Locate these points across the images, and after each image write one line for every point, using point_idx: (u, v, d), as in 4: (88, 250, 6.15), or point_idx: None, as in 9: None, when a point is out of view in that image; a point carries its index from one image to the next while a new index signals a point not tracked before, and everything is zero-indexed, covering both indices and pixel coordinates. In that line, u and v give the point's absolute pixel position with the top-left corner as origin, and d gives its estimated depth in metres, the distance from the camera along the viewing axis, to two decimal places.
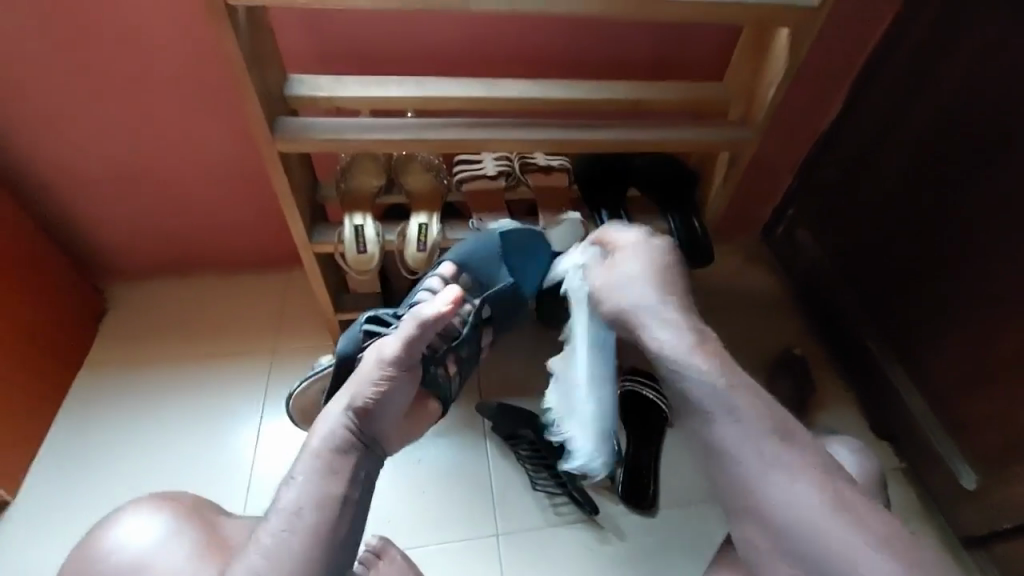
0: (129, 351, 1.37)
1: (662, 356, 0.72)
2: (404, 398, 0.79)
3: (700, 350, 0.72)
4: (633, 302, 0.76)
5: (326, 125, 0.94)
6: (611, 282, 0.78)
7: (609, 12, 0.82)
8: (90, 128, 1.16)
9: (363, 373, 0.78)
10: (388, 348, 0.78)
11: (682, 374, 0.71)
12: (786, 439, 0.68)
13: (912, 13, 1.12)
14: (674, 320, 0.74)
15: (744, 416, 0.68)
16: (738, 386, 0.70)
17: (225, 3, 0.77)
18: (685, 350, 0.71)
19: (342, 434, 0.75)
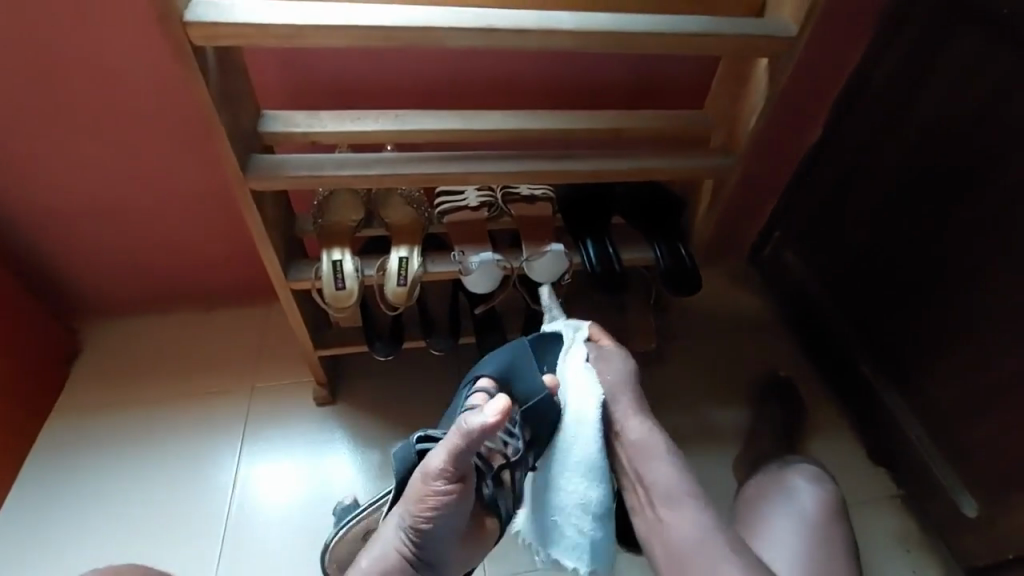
0: (103, 392, 1.33)
1: (631, 432, 0.87)
2: (452, 520, 0.77)
3: (640, 417, 0.89)
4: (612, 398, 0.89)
5: (302, 162, 0.92)
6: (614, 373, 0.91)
7: (584, 47, 0.81)
8: (63, 167, 1.14)
9: (415, 488, 0.77)
10: (434, 459, 0.75)
11: (626, 433, 0.87)
12: (679, 478, 0.82)
13: (892, 38, 1.12)
14: (643, 422, 0.88)
15: (659, 455, 0.84)
16: (654, 436, 0.86)
17: (192, 45, 0.75)
18: (642, 441, 0.86)
19: (394, 556, 0.77)
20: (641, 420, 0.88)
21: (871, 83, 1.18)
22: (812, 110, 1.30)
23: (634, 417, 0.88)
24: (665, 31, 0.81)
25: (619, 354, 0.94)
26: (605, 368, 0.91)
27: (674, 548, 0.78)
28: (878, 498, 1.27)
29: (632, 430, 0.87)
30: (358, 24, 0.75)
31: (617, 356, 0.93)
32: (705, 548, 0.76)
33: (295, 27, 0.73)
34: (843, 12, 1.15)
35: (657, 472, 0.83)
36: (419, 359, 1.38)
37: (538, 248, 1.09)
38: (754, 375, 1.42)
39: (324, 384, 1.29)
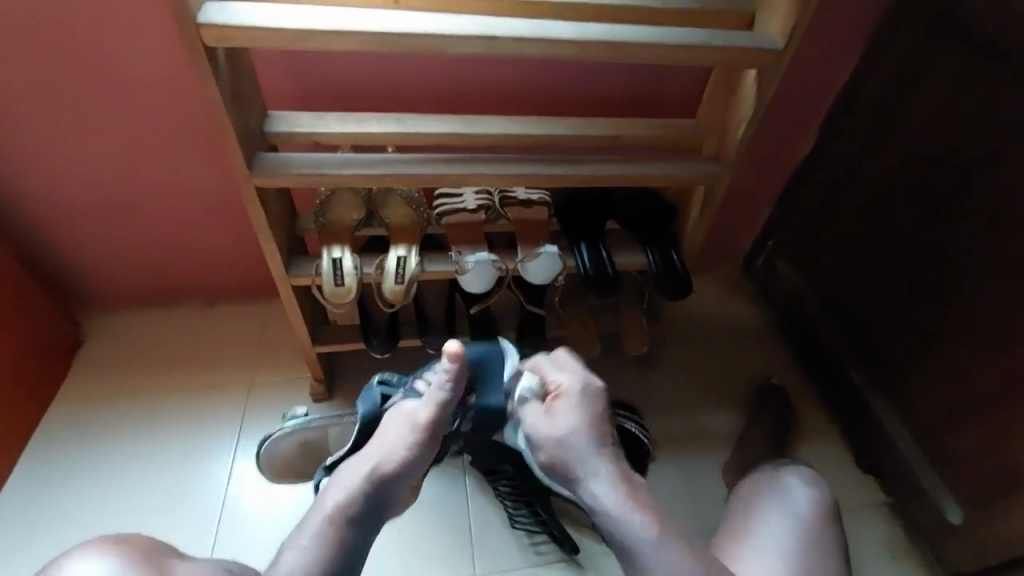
0: (104, 384, 1.36)
1: (550, 460, 0.83)
2: (421, 470, 0.84)
3: (567, 431, 0.82)
4: (539, 438, 0.84)
5: (305, 160, 0.96)
6: (544, 430, 0.84)
7: (580, 56, 0.84)
8: (75, 161, 1.17)
9: (394, 438, 0.84)
10: (419, 414, 0.85)
11: (543, 452, 0.83)
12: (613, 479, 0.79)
13: (881, 53, 1.16)
14: (604, 466, 0.80)
15: (589, 463, 0.80)
16: (574, 446, 0.81)
17: (205, 45, 0.78)
18: (570, 457, 0.81)
19: (361, 502, 0.79)
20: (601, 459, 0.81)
21: (861, 97, 1.21)
22: (804, 122, 1.34)
23: (593, 452, 0.81)
24: (659, 42, 0.84)
25: (567, 395, 0.86)
26: (554, 423, 0.84)
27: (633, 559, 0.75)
28: (867, 504, 1.28)
29: (594, 475, 0.79)
30: (362, 29, 0.78)
31: (570, 392, 0.86)
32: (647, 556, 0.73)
33: (302, 31, 0.77)
34: (833, 30, 1.19)
35: (619, 516, 0.76)
36: (415, 357, 1.41)
37: (533, 250, 1.11)
38: (745, 381, 1.44)
39: (322, 381, 1.31)
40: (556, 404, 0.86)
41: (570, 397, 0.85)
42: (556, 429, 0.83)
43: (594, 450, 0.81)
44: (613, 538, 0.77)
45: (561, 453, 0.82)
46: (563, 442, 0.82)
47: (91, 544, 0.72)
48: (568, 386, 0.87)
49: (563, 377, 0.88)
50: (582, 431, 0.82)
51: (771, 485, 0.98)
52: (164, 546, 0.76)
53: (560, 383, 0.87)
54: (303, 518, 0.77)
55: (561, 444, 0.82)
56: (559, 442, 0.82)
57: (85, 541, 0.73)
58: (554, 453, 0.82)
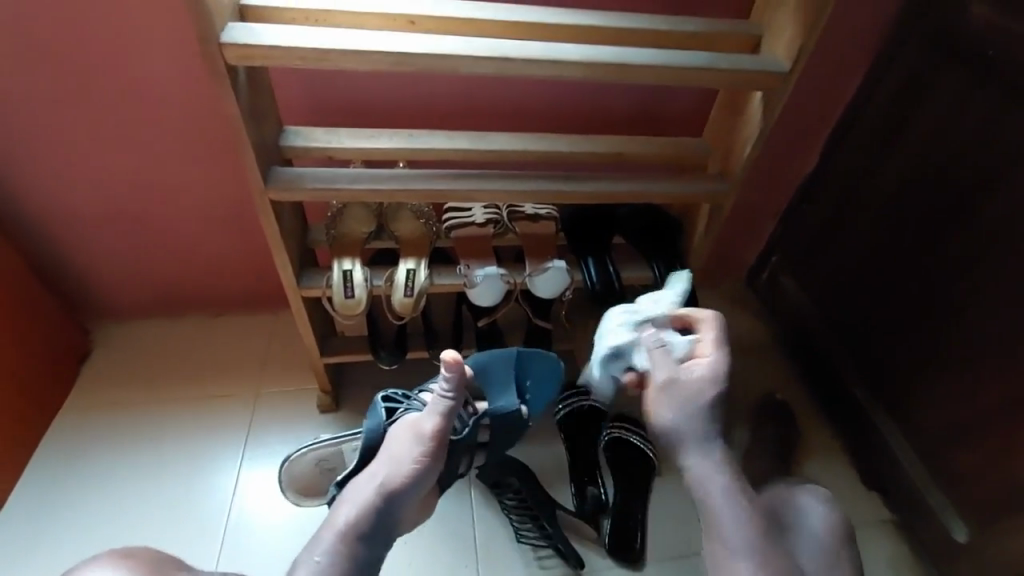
0: (112, 393, 1.36)
1: (670, 425, 0.87)
2: (430, 482, 0.87)
3: (704, 406, 0.86)
4: (668, 397, 0.87)
5: (319, 175, 0.98)
6: (676, 394, 0.87)
7: (589, 77, 0.87)
8: (92, 173, 1.20)
9: (402, 451, 0.86)
10: (425, 425, 0.87)
11: (669, 416, 0.87)
12: (724, 463, 0.86)
13: (883, 76, 1.18)
14: (719, 451, 0.87)
15: (711, 443, 0.86)
16: (704, 423, 0.86)
17: (226, 64, 0.81)
18: (697, 431, 0.86)
19: (369, 518, 0.82)
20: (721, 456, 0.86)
21: (863, 117, 1.23)
22: (807, 141, 1.36)
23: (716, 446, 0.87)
24: (667, 64, 0.86)
25: (707, 368, 0.87)
26: (685, 391, 0.87)
27: (721, 536, 0.84)
28: (873, 522, 1.28)
29: (705, 453, 0.86)
30: (378, 50, 0.80)
31: (713, 368, 0.87)
32: (733, 538, 0.83)
33: (321, 51, 0.79)
34: (836, 54, 1.22)
35: (718, 500, 0.85)
36: (421, 369, 1.42)
37: (541, 264, 1.13)
38: (750, 396, 1.45)
39: (328, 392, 1.32)
40: (695, 371, 0.88)
41: (708, 370, 0.87)
42: (688, 401, 0.86)
43: (715, 434, 0.87)
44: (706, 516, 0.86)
45: (685, 429, 0.86)
46: (689, 418, 0.86)
47: (100, 558, 0.74)
48: (711, 360, 0.88)
49: (710, 350, 0.89)
50: (707, 416, 0.86)
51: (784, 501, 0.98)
52: (167, 559, 0.78)
53: (704, 355, 0.89)
54: (313, 537, 0.80)
55: (684, 421, 0.86)
56: (689, 408, 0.86)
57: (94, 557, 0.75)
58: (679, 421, 0.86)
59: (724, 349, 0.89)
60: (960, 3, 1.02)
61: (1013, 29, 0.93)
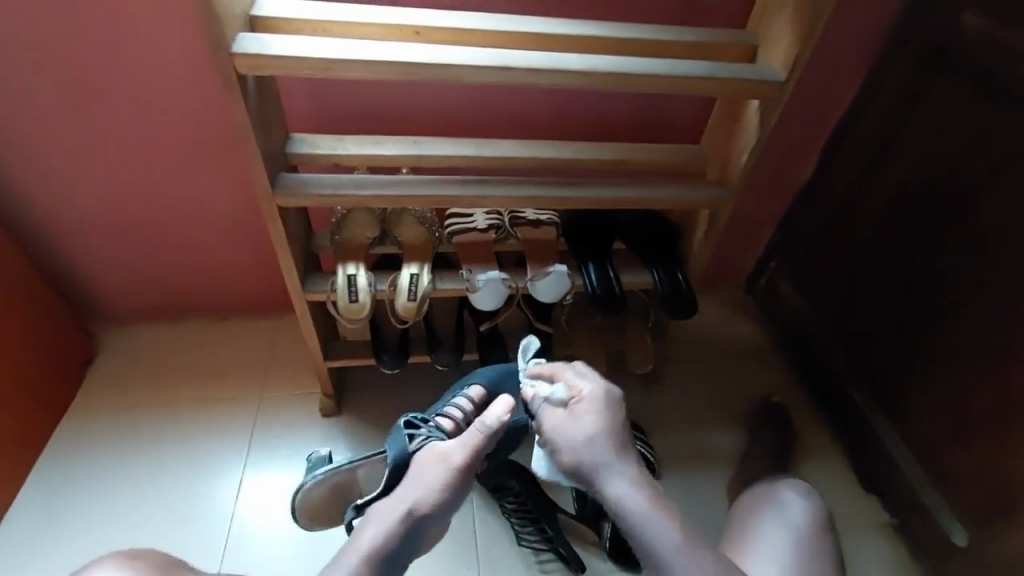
0: (116, 396, 1.37)
1: (572, 464, 0.79)
2: (457, 511, 0.83)
3: (591, 435, 0.79)
4: (553, 437, 0.80)
5: (325, 181, 0.99)
6: (559, 431, 0.80)
7: (590, 86, 0.89)
8: (100, 179, 1.22)
9: (433, 478, 0.82)
10: (459, 455, 0.84)
11: (562, 451, 0.79)
12: (641, 488, 0.77)
13: (877, 86, 1.21)
14: (631, 477, 0.77)
15: (615, 469, 0.77)
16: (598, 447, 0.78)
17: (235, 74, 0.83)
18: (587, 463, 0.78)
19: (396, 546, 0.76)
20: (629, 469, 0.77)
21: (859, 125, 1.26)
22: (805, 149, 1.38)
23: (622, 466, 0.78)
24: (666, 73, 0.88)
25: (588, 400, 0.81)
26: (579, 424, 0.80)
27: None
28: (871, 526, 1.28)
29: (617, 479, 0.77)
30: (385, 60, 0.82)
31: (595, 396, 0.82)
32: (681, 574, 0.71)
33: (328, 60, 0.81)
34: (831, 63, 1.25)
35: (655, 530, 0.73)
36: (424, 373, 1.43)
37: (543, 269, 1.14)
38: (748, 400, 1.46)
39: (331, 396, 1.33)
40: (576, 407, 0.82)
41: (592, 401, 0.81)
42: (574, 435, 0.79)
43: (613, 458, 0.78)
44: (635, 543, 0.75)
45: (587, 458, 0.77)
46: (591, 446, 0.78)
47: (106, 559, 0.75)
48: (588, 391, 0.83)
49: (582, 382, 0.84)
50: (611, 439, 0.79)
51: (768, 500, 1.00)
52: (173, 560, 0.79)
53: (579, 388, 0.84)
54: (332, 561, 0.74)
55: (587, 450, 0.78)
56: (576, 443, 0.79)
57: (101, 558, 0.75)
58: (572, 458, 0.79)
59: (597, 378, 0.85)
60: (952, 14, 1.04)
61: (1004, 39, 0.95)
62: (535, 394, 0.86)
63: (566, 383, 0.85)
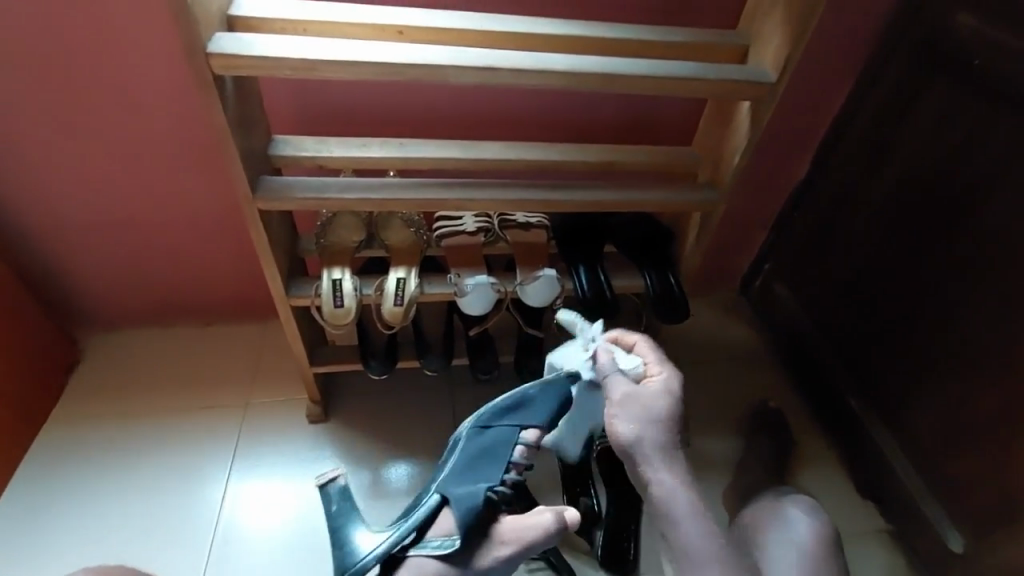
0: (99, 404, 1.35)
1: (637, 441, 0.79)
2: None
3: (661, 421, 0.81)
4: (623, 411, 0.81)
5: (308, 184, 0.97)
6: (632, 406, 0.81)
7: (578, 87, 0.87)
8: (81, 182, 1.19)
9: (479, 557, 0.83)
10: (510, 548, 0.83)
11: (633, 427, 0.80)
12: (688, 481, 0.81)
13: (871, 87, 1.19)
14: (682, 470, 0.81)
15: (672, 459, 0.81)
16: (664, 436, 0.81)
17: (213, 74, 0.81)
18: (653, 444, 0.80)
19: None
20: (680, 462, 0.81)
21: (853, 127, 1.24)
22: (798, 150, 1.37)
23: (677, 454, 0.81)
24: (655, 74, 0.87)
25: (662, 384, 0.83)
26: (651, 404, 0.81)
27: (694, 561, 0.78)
28: (868, 532, 1.27)
29: (669, 469, 0.80)
30: (366, 60, 0.80)
31: (668, 383, 0.83)
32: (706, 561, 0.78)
33: (309, 60, 0.79)
34: (823, 65, 1.23)
35: (690, 519, 0.79)
36: (413, 378, 1.41)
37: (532, 273, 1.12)
38: (742, 405, 1.44)
39: (318, 402, 1.31)
40: (648, 387, 0.83)
41: (664, 388, 0.83)
42: (645, 415, 0.80)
43: (673, 450, 0.81)
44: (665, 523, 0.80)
45: (654, 437, 0.80)
46: (658, 426, 0.80)
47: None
48: (662, 376, 0.84)
49: (662, 365, 0.85)
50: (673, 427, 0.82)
51: (774, 517, 1.01)
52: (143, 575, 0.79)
53: (656, 370, 0.85)
54: None
55: (655, 430, 0.80)
56: (647, 423, 0.80)
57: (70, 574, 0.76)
58: (635, 434, 0.80)
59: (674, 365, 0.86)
60: (946, 15, 1.03)
61: (1000, 39, 0.94)
62: (609, 360, 0.86)
63: (642, 362, 0.86)
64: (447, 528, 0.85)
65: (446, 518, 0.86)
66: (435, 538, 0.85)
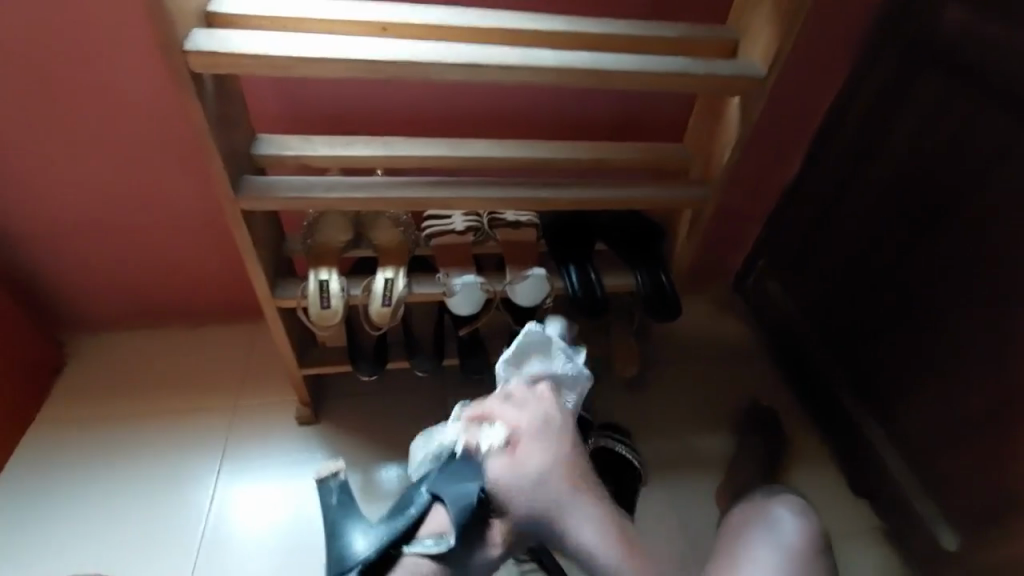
0: (86, 406, 1.33)
1: (528, 501, 0.88)
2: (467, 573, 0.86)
3: (543, 465, 0.90)
4: (509, 482, 0.88)
5: (292, 183, 0.95)
6: (511, 474, 0.88)
7: (564, 83, 0.86)
8: (64, 183, 1.18)
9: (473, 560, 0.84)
10: (496, 552, 0.86)
11: (515, 493, 0.88)
12: (591, 506, 0.90)
13: (863, 81, 1.18)
14: (581, 498, 0.90)
15: (569, 497, 0.89)
16: (553, 479, 0.90)
17: (191, 71, 0.79)
18: (545, 493, 0.88)
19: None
20: (581, 496, 0.90)
21: (843, 123, 1.23)
22: (791, 146, 1.36)
23: (576, 489, 0.90)
24: (643, 69, 0.85)
25: (528, 437, 0.91)
26: (525, 463, 0.90)
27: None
28: (860, 530, 1.26)
29: (569, 505, 0.89)
30: (347, 56, 0.79)
31: (534, 429, 0.92)
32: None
33: (288, 57, 0.78)
34: (814, 60, 1.23)
35: (594, 542, 0.87)
36: (404, 379, 1.39)
37: (522, 272, 1.11)
38: (736, 403, 1.43)
39: (307, 403, 1.29)
40: (518, 443, 0.91)
41: (531, 434, 0.92)
42: (528, 475, 0.89)
43: (568, 486, 0.90)
44: (586, 557, 0.88)
45: (542, 491, 0.88)
46: (543, 477, 0.89)
47: None
48: (527, 425, 0.93)
49: (524, 412, 0.94)
50: (561, 467, 0.90)
51: (761, 517, 1.00)
52: None
53: (519, 422, 0.93)
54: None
55: (537, 487, 0.88)
56: (531, 478, 0.88)
57: None
58: (520, 501, 0.87)
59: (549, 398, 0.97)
60: (937, 8, 1.02)
61: (994, 34, 0.93)
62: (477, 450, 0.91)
63: (503, 425, 0.93)
64: (442, 526, 0.83)
65: (437, 516, 0.83)
66: (428, 537, 0.82)
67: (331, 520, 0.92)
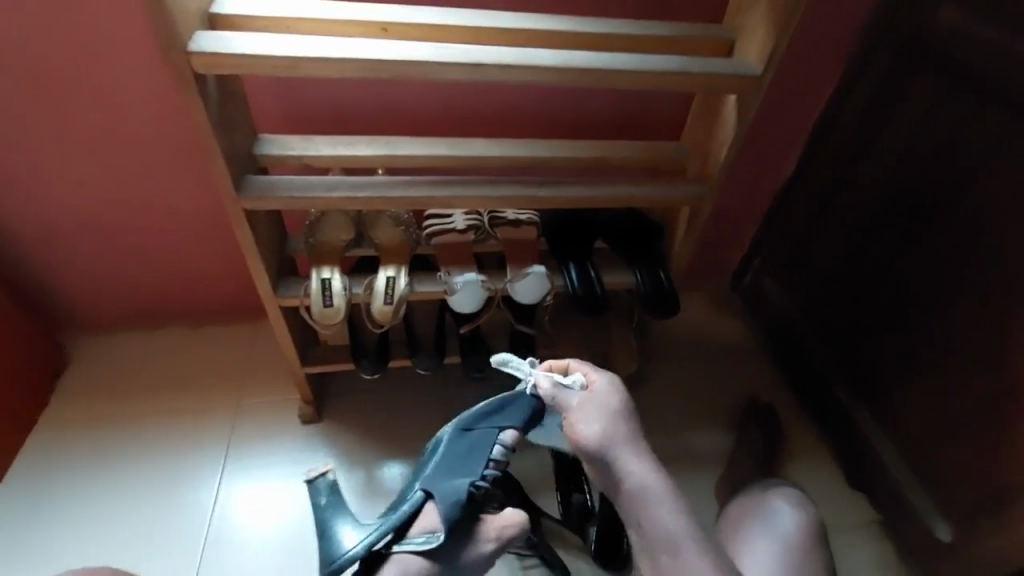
0: (89, 406, 1.34)
1: (600, 443, 0.84)
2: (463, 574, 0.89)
3: (616, 415, 0.86)
4: (584, 419, 0.85)
5: (294, 183, 0.96)
6: (583, 411, 0.86)
7: (562, 82, 0.87)
8: (66, 185, 1.18)
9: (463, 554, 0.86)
10: (487, 546, 0.88)
11: (590, 428, 0.85)
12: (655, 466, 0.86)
13: (857, 79, 1.19)
14: (646, 456, 0.86)
15: (640, 452, 0.85)
16: (627, 433, 0.86)
17: (193, 72, 0.80)
18: (620, 443, 0.84)
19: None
20: (645, 451, 0.86)
21: (838, 121, 1.25)
22: (787, 143, 1.37)
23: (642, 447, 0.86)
24: (640, 69, 0.87)
25: (603, 385, 0.89)
26: (600, 404, 0.87)
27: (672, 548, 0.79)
28: (858, 523, 1.28)
29: (634, 461, 0.84)
30: (349, 57, 0.80)
31: (606, 382, 0.90)
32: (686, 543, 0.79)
33: (290, 58, 0.79)
34: (809, 59, 1.24)
35: (658, 505, 0.81)
36: (405, 377, 1.40)
37: (522, 270, 1.12)
38: (734, 398, 1.45)
39: (310, 402, 1.30)
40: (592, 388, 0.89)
41: (604, 385, 0.89)
42: (602, 416, 0.85)
43: (638, 442, 0.86)
44: (642, 517, 0.82)
45: (613, 435, 0.84)
46: (615, 422, 0.86)
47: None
48: (600, 377, 0.90)
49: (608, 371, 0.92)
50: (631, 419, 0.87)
51: (759, 510, 1.02)
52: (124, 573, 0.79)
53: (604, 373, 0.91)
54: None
55: (610, 428, 0.85)
56: (605, 420, 0.85)
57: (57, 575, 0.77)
58: (593, 436, 0.84)
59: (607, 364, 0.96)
60: (929, 7, 1.04)
61: (985, 32, 0.95)
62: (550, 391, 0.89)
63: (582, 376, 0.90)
64: (431, 523, 0.86)
65: (427, 514, 0.87)
66: (419, 535, 0.86)
67: (321, 520, 0.99)
